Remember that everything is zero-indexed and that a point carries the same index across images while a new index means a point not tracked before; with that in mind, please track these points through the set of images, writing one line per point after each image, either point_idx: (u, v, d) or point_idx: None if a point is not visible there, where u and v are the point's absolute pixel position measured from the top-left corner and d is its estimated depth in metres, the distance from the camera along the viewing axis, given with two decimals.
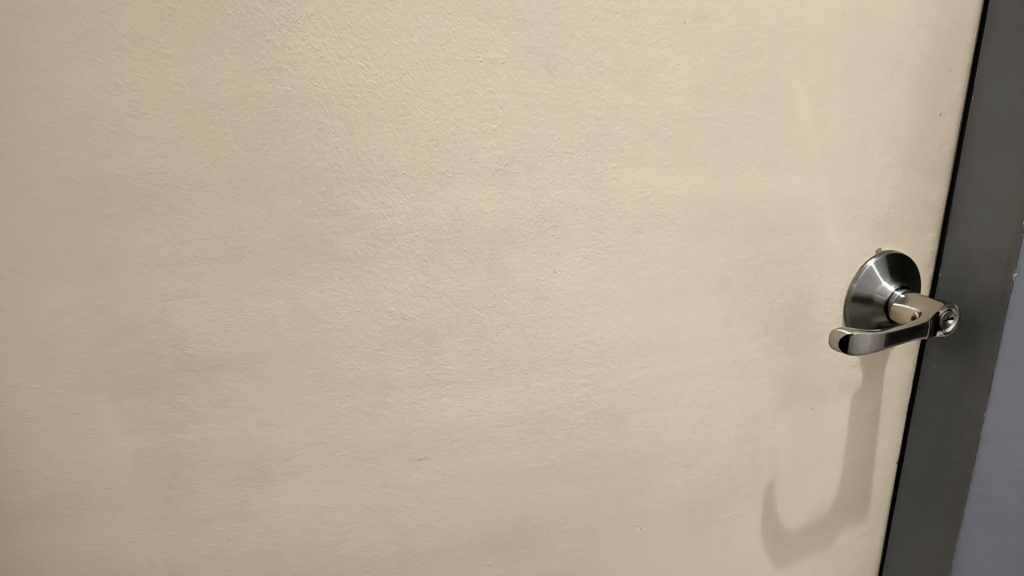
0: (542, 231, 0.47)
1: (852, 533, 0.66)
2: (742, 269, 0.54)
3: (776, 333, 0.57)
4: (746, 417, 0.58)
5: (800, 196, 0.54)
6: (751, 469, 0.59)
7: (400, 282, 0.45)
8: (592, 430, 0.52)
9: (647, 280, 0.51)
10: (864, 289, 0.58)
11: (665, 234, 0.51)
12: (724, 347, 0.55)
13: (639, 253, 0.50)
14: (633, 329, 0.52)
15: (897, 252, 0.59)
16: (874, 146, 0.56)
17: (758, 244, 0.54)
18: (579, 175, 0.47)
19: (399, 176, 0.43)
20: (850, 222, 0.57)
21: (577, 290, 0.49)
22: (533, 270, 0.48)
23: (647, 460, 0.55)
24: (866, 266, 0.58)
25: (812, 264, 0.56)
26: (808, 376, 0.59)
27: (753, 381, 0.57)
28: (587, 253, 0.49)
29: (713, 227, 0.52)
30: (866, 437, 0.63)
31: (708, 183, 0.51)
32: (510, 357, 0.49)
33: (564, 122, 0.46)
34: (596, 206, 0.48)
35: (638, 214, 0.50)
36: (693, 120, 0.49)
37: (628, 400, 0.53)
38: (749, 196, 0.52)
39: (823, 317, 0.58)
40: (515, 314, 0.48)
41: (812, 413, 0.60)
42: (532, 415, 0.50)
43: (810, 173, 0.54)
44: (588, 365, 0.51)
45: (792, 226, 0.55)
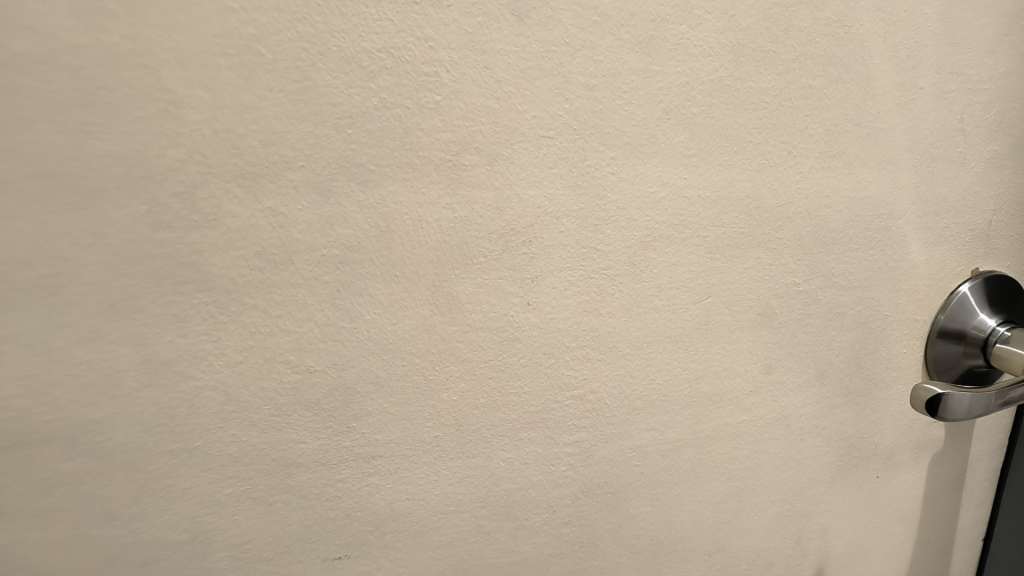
0: (511, 247, 0.34)
1: None
2: (791, 298, 0.40)
3: (834, 380, 0.43)
4: (791, 490, 0.44)
5: (872, 200, 0.40)
6: (795, 555, 0.45)
7: (302, 322, 0.32)
8: (581, 513, 0.39)
9: (660, 315, 0.37)
10: (953, 322, 0.45)
11: (685, 252, 0.37)
12: (764, 401, 0.41)
13: (648, 278, 0.37)
14: (639, 380, 0.38)
15: (999, 275, 0.45)
16: (971, 131, 0.41)
17: (814, 264, 0.40)
18: (563, 167, 0.34)
19: (293, 170, 0.30)
20: (941, 234, 0.43)
21: (560, 329, 0.36)
22: (497, 302, 0.34)
23: (655, 549, 0.41)
24: (957, 291, 0.44)
25: (883, 288, 0.42)
26: (873, 434, 0.45)
27: (802, 445, 0.43)
28: (575, 278, 0.35)
29: (754, 242, 0.38)
30: (943, 509, 0.49)
31: (748, 180, 0.37)
32: (464, 422, 0.35)
33: (541, 94, 0.32)
34: (588, 213, 0.35)
35: (648, 224, 0.36)
36: (728, 91, 0.35)
37: (630, 472, 0.39)
38: (802, 199, 0.38)
39: (897, 358, 0.44)
40: (472, 362, 0.35)
41: (876, 481, 0.46)
42: (496, 496, 0.37)
43: (886, 167, 0.40)
44: (577, 429, 0.38)
45: (859, 239, 0.40)
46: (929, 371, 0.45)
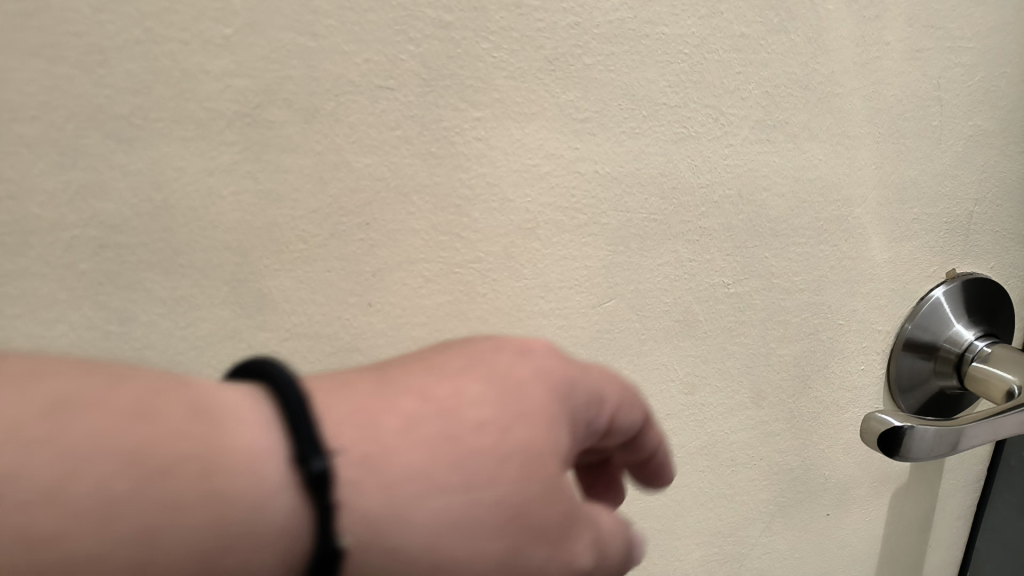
0: (340, 232, 0.26)
1: None
2: (718, 303, 0.32)
3: (774, 402, 0.35)
4: (720, 530, 0.36)
5: (822, 184, 0.32)
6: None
7: (52, 325, 0.24)
8: None
9: (546, 322, 0.30)
10: (923, 332, 0.37)
11: (580, 244, 0.29)
12: (684, 426, 0.34)
13: (531, 275, 0.29)
14: None
15: (983, 278, 0.38)
16: (948, 101, 0.34)
17: (747, 262, 0.32)
18: (409, 129, 0.26)
19: (24, 122, 0.22)
20: (909, 227, 0.35)
21: (415, 338, 0.28)
22: (326, 301, 0.27)
23: None
24: (930, 295, 0.37)
25: (836, 292, 0.35)
26: (821, 465, 0.38)
27: (733, 478, 0.36)
28: (432, 275, 0.28)
29: (669, 232, 0.30)
30: (903, 549, 0.42)
31: (662, 154, 0.29)
32: None
33: (375, 31, 0.24)
34: (447, 191, 0.27)
35: (530, 208, 0.28)
36: (634, 39, 0.27)
37: None
38: (733, 180, 0.31)
39: (850, 375, 0.37)
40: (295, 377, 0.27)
41: (824, 519, 0.39)
42: None
43: (840, 144, 0.32)
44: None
45: (805, 231, 0.33)
46: (889, 389, 0.38)
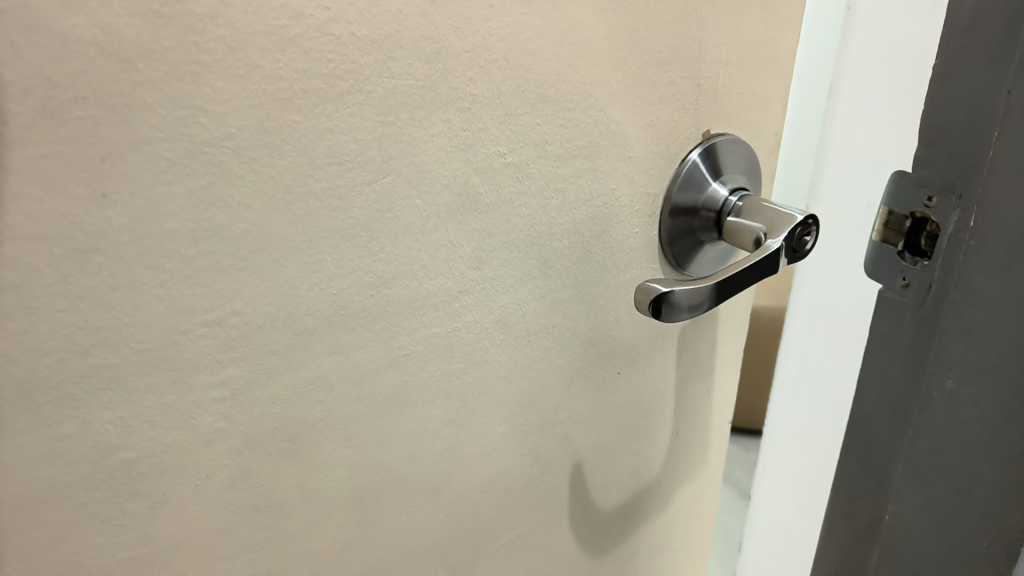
0: (52, 113, 0.23)
1: (681, 512, 0.49)
2: (497, 174, 0.32)
3: (561, 271, 0.36)
4: (524, 404, 0.37)
5: (582, 46, 0.32)
6: (534, 480, 0.39)
7: None
8: (249, 468, 0.30)
9: (320, 204, 0.28)
10: (685, 197, 0.39)
11: (345, 114, 0.28)
12: (478, 302, 0.34)
13: (291, 150, 0.27)
14: (304, 291, 0.29)
15: (734, 139, 0.40)
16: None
17: (520, 129, 0.32)
18: None
19: None
20: (669, 91, 0.36)
21: (168, 229, 0.26)
22: (47, 195, 0.23)
23: (364, 497, 0.34)
24: (688, 158, 0.39)
25: (607, 159, 0.35)
26: (615, 327, 0.39)
27: (527, 350, 0.36)
28: (177, 156, 0.25)
29: (439, 99, 0.29)
30: (695, 398, 0.45)
31: (421, 15, 0.28)
32: (29, 376, 0.25)
33: None
34: (179, 57, 0.24)
35: (281, 74, 0.26)
36: None
37: (312, 412, 0.31)
38: (497, 42, 0.30)
39: (629, 240, 0.38)
40: (28, 286, 0.24)
41: (622, 381, 0.41)
42: (108, 469, 0.27)
43: (596, 5, 0.32)
44: (221, 367, 0.28)
45: (572, 96, 0.33)
46: (664, 252, 0.40)
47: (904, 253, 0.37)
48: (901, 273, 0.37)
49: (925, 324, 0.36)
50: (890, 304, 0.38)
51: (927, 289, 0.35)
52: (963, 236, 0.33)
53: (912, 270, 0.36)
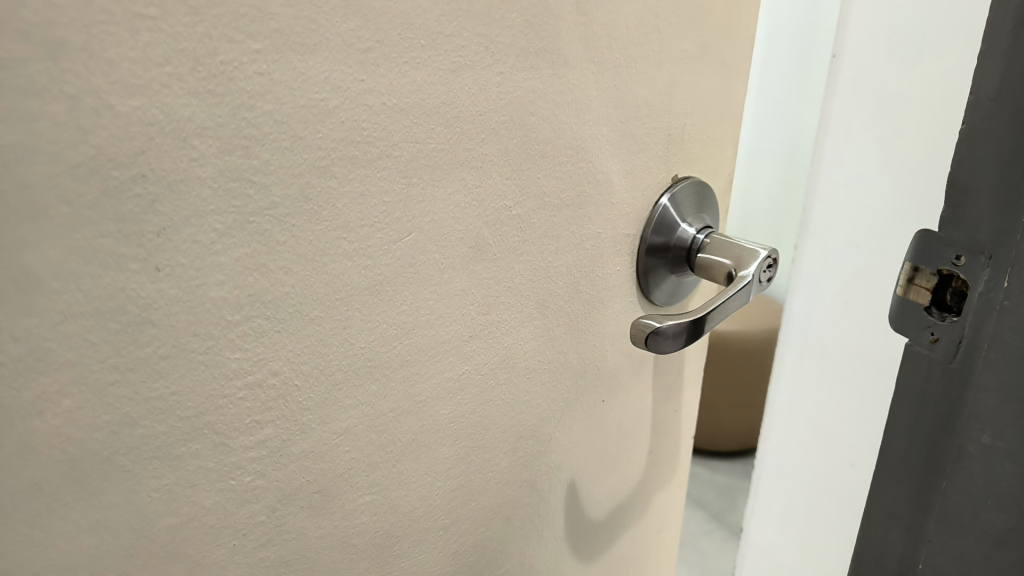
0: (116, 192, 0.23)
1: (653, 525, 0.52)
2: (503, 225, 0.34)
3: (554, 311, 0.38)
4: (521, 436, 0.40)
5: (574, 105, 0.35)
6: (531, 508, 0.42)
7: None
8: (282, 522, 0.31)
9: (353, 263, 0.30)
10: (658, 236, 0.42)
11: (376, 177, 0.29)
12: (485, 344, 0.36)
13: (329, 214, 0.28)
14: (336, 346, 0.30)
15: (697, 181, 0.43)
16: (668, 26, 0.38)
17: (522, 183, 0.34)
18: (181, 65, 0.23)
19: None
20: (644, 142, 0.40)
21: (218, 297, 0.26)
22: (108, 272, 0.24)
23: (383, 539, 0.35)
24: (659, 203, 0.42)
25: (593, 205, 0.38)
26: (598, 358, 0.42)
27: (524, 385, 0.39)
28: (226, 227, 0.26)
29: (456, 160, 0.32)
30: (663, 417, 0.49)
31: (442, 84, 0.30)
32: (83, 451, 0.25)
33: None
34: (232, 133, 0.25)
35: (322, 144, 0.27)
36: None
37: (340, 461, 0.32)
38: (505, 106, 0.32)
39: (610, 278, 0.41)
40: (86, 362, 0.24)
41: (604, 407, 0.44)
42: (153, 537, 0.27)
43: (586, 68, 0.35)
44: (259, 427, 0.29)
45: (566, 150, 0.36)
46: (643, 288, 0.43)
47: (931, 309, 0.35)
48: (929, 328, 0.35)
49: (951, 383, 0.33)
50: (918, 359, 0.35)
51: (959, 344, 0.33)
52: (994, 295, 0.31)
53: (940, 326, 0.34)
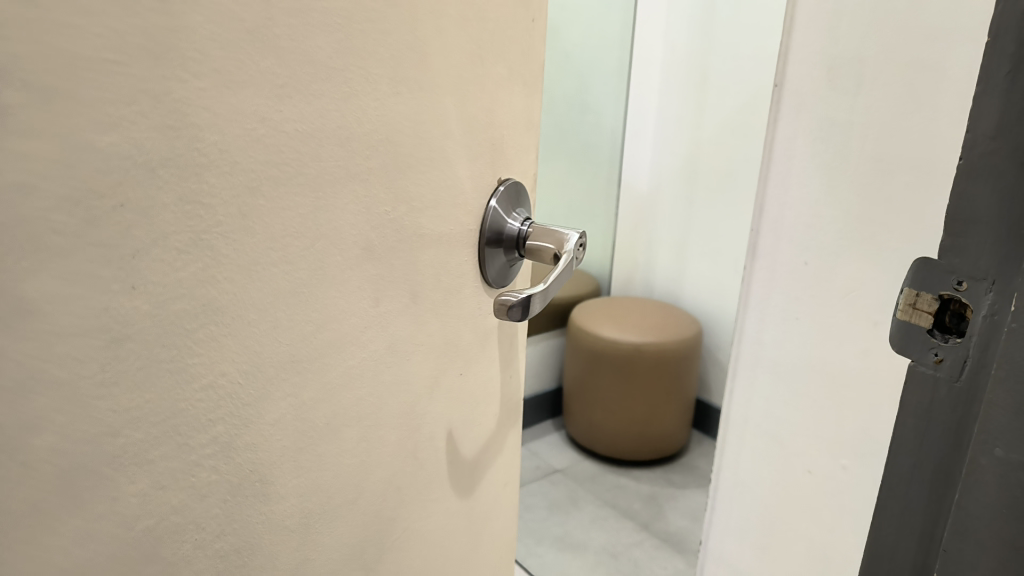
0: (101, 220, 0.25)
1: (501, 480, 0.60)
2: (384, 228, 0.40)
3: (422, 299, 0.45)
4: (406, 414, 0.45)
5: (429, 122, 0.42)
6: (416, 475, 0.47)
7: None
8: (231, 514, 0.34)
9: (278, 271, 0.34)
10: (493, 235, 0.50)
11: (293, 194, 0.34)
12: (376, 333, 0.41)
13: (260, 229, 0.32)
14: (268, 346, 0.34)
15: (514, 182, 0.52)
16: (489, 54, 0.46)
17: (397, 191, 0.40)
18: (145, 104, 0.26)
19: None
20: (477, 151, 0.47)
21: (179, 310, 0.29)
22: (95, 294, 0.26)
23: (307, 519, 0.39)
24: (490, 206, 0.50)
25: (445, 207, 0.45)
26: (456, 337, 0.49)
27: (406, 367, 0.44)
28: (183, 246, 0.29)
29: (349, 174, 0.37)
30: (503, 385, 0.57)
31: (337, 110, 0.35)
32: (76, 465, 0.26)
33: (103, 7, 0.24)
34: (185, 161, 0.28)
35: (253, 167, 0.31)
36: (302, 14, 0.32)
37: (273, 450, 0.36)
38: (382, 127, 0.38)
39: (461, 268, 0.48)
40: (75, 380, 0.26)
41: (461, 380, 0.51)
42: (132, 540, 0.29)
43: (436, 92, 0.42)
44: (212, 426, 0.32)
45: (425, 161, 0.42)
46: (488, 279, 0.51)
47: (937, 332, 0.32)
48: (932, 349, 0.32)
49: (961, 402, 0.31)
50: (919, 379, 0.33)
51: (969, 365, 0.31)
52: (1001, 318, 0.29)
53: (948, 349, 0.31)
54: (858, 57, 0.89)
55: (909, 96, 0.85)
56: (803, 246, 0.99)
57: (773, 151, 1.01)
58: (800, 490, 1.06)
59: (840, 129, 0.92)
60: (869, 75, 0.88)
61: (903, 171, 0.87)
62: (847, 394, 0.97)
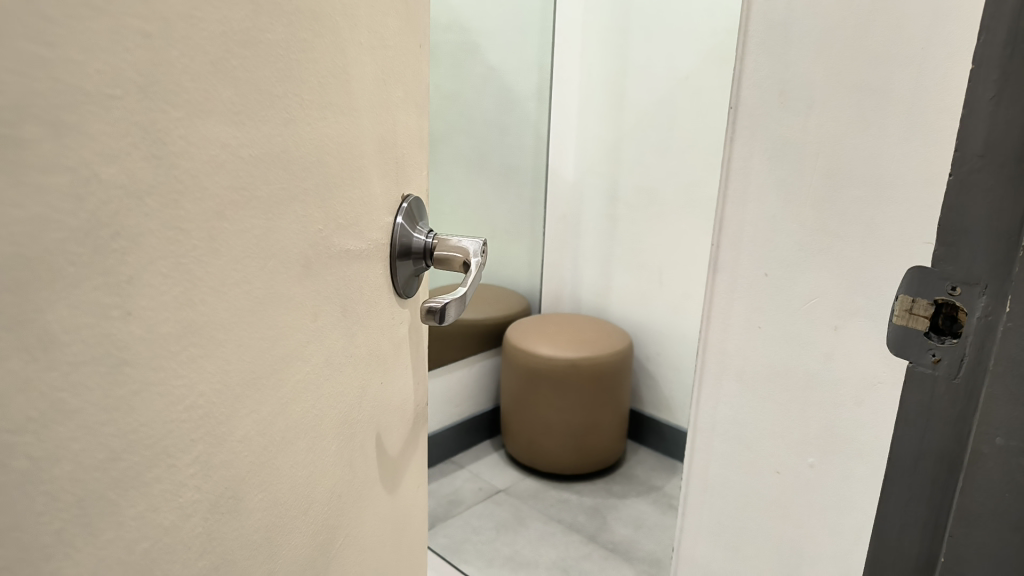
0: (102, 247, 0.26)
1: (415, 480, 0.62)
2: (320, 245, 0.41)
3: (351, 312, 0.46)
4: (345, 424, 0.46)
5: (348, 142, 0.42)
6: (355, 484, 0.48)
7: None
8: (211, 534, 0.34)
9: (242, 289, 0.34)
10: (404, 250, 0.53)
11: (249, 215, 0.34)
12: (317, 347, 0.42)
13: (226, 252, 0.33)
14: (234, 364, 0.34)
15: (414, 197, 0.54)
16: (392, 77, 0.48)
17: (328, 209, 0.41)
18: (137, 135, 0.27)
19: None
20: (386, 169, 0.49)
21: (166, 333, 0.30)
22: (93, 320, 0.26)
23: (273, 533, 0.39)
24: (397, 224, 0.52)
25: (365, 222, 0.46)
26: (376, 346, 0.50)
27: (342, 379, 0.45)
28: (169, 270, 0.29)
29: (291, 196, 0.37)
30: (411, 389, 0.58)
31: (280, 135, 0.35)
32: (85, 492, 0.27)
33: (96, 41, 0.25)
34: (167, 188, 0.28)
35: (220, 192, 0.32)
36: (254, 44, 0.33)
37: (243, 467, 0.36)
38: (314, 148, 0.39)
39: (377, 280, 0.50)
40: (81, 407, 0.26)
41: (382, 386, 0.52)
42: (135, 564, 0.29)
43: (357, 113, 0.43)
44: (194, 447, 0.32)
45: (350, 179, 0.43)
46: (401, 292, 0.54)
47: (931, 334, 0.55)
48: (931, 351, 0.54)
49: (956, 391, 0.53)
50: (923, 375, 0.55)
51: (960, 362, 0.52)
52: (992, 316, 0.50)
53: (941, 347, 0.54)
54: (810, 83, 1.01)
55: (856, 116, 0.97)
56: (765, 258, 1.11)
57: (732, 170, 1.12)
58: (773, 490, 1.17)
59: (792, 148, 1.05)
60: (821, 98, 1.01)
61: (854, 185, 0.98)
62: (812, 393, 1.09)
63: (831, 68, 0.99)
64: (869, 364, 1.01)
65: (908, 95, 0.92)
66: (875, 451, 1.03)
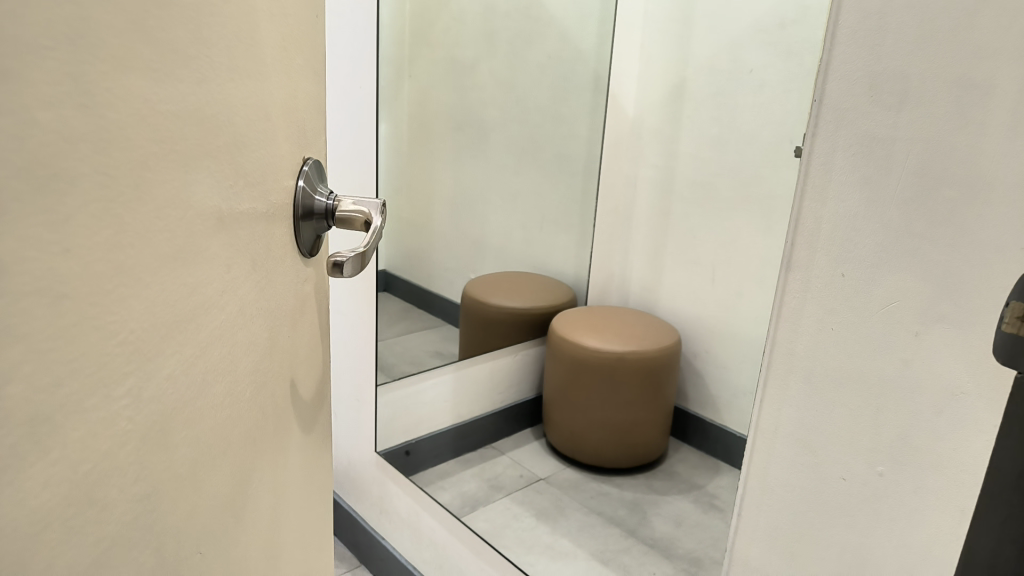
0: (44, 185, 0.29)
1: (310, 428, 0.66)
2: (229, 200, 0.45)
3: (257, 264, 0.50)
4: (252, 369, 0.50)
5: (252, 106, 0.47)
6: (262, 427, 0.52)
7: None
8: (144, 461, 0.37)
9: (164, 235, 0.37)
10: (307, 209, 0.59)
11: (168, 167, 0.37)
12: (228, 296, 0.45)
13: (149, 199, 0.36)
14: (159, 303, 0.37)
15: (314, 163, 0.62)
16: (285, 50, 0.53)
17: (236, 167, 0.46)
18: (71, 85, 0.30)
19: None
20: (283, 134, 0.54)
21: (99, 270, 0.33)
22: (38, 254, 0.29)
23: (194, 467, 0.42)
24: (299, 186, 0.58)
25: (266, 182, 0.51)
26: (275, 296, 0.54)
27: (250, 329, 0.49)
28: (100, 212, 0.32)
29: (205, 152, 0.41)
30: (306, 341, 0.63)
31: (193, 94, 0.39)
32: (38, 410, 0.30)
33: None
34: (97, 136, 0.32)
35: (145, 144, 0.35)
36: (170, 8, 0.36)
37: (171, 400, 0.39)
38: (221, 109, 0.43)
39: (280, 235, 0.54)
40: (33, 331, 0.29)
41: (283, 335, 0.56)
42: (80, 484, 0.32)
43: (257, 78, 0.48)
44: (125, 379, 0.35)
45: (253, 141, 0.48)
46: (304, 248, 0.60)
47: None
48: None
49: None
50: None
51: None
52: None
53: None
54: (901, 77, 0.97)
55: (955, 115, 0.93)
56: (840, 258, 1.07)
57: (812, 166, 1.09)
58: (835, 495, 1.14)
59: (880, 145, 1.01)
60: (914, 93, 0.96)
61: (946, 185, 0.94)
62: (884, 399, 1.05)
63: (927, 63, 0.95)
64: (950, 370, 0.97)
65: (1011, 92, 0.87)
66: (956, 463, 0.99)
